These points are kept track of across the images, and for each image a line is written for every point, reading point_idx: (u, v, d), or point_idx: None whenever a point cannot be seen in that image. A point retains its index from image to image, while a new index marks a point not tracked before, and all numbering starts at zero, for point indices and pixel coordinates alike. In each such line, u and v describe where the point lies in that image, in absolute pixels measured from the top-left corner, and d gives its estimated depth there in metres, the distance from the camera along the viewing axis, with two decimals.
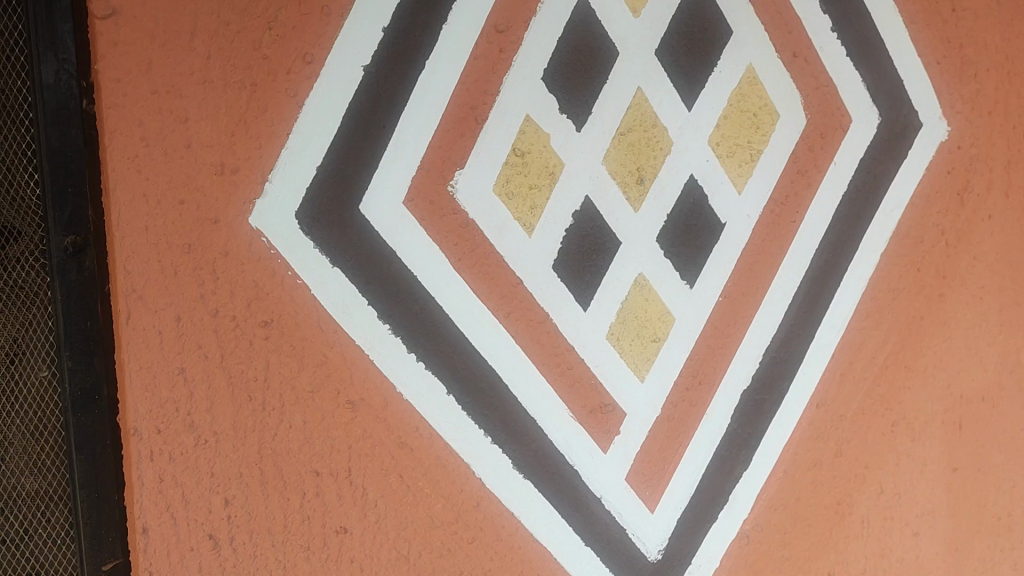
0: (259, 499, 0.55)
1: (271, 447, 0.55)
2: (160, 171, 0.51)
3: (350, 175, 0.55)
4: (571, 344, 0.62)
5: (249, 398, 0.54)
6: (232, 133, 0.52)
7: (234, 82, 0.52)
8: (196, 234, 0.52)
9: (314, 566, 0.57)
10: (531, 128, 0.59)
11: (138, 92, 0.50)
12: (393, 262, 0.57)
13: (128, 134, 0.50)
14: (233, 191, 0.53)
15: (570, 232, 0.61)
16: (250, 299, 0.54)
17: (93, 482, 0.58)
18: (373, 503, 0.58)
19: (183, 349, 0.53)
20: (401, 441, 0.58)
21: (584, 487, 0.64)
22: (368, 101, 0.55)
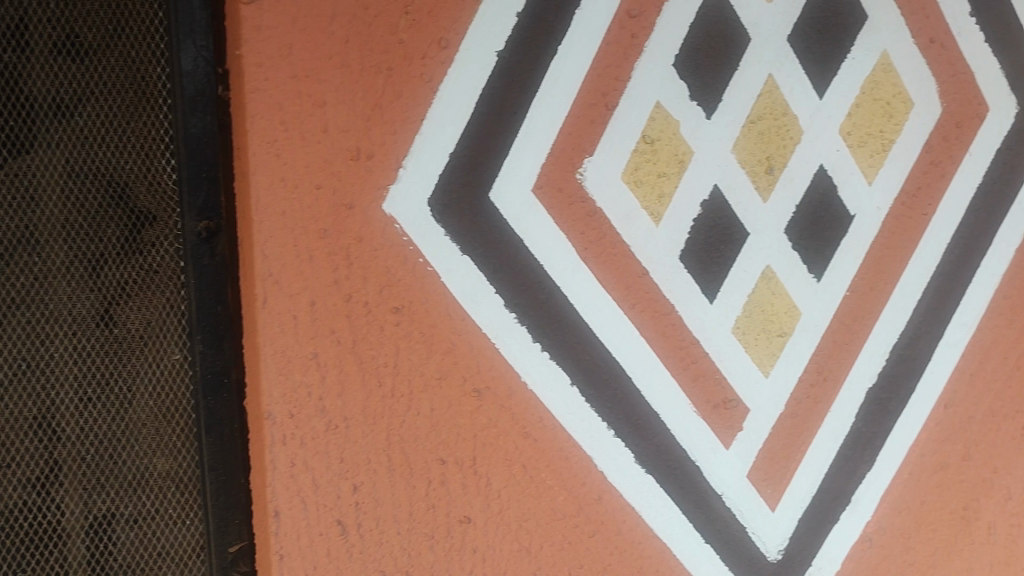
0: (387, 486, 0.55)
1: (399, 435, 0.55)
2: (297, 156, 0.51)
3: (481, 162, 0.55)
4: (696, 338, 0.61)
5: (379, 384, 0.54)
6: (368, 118, 0.52)
7: (371, 67, 0.52)
8: (332, 219, 0.52)
9: (437, 555, 0.57)
10: (662, 115, 0.58)
11: (279, 76, 0.51)
12: (521, 250, 0.57)
13: (268, 119, 0.51)
14: (368, 176, 0.53)
15: (698, 222, 0.60)
16: (382, 285, 0.54)
17: (223, 464, 0.61)
18: (497, 493, 0.57)
19: (317, 334, 0.53)
20: (525, 431, 0.58)
21: (705, 483, 0.63)
22: (501, 86, 0.55)
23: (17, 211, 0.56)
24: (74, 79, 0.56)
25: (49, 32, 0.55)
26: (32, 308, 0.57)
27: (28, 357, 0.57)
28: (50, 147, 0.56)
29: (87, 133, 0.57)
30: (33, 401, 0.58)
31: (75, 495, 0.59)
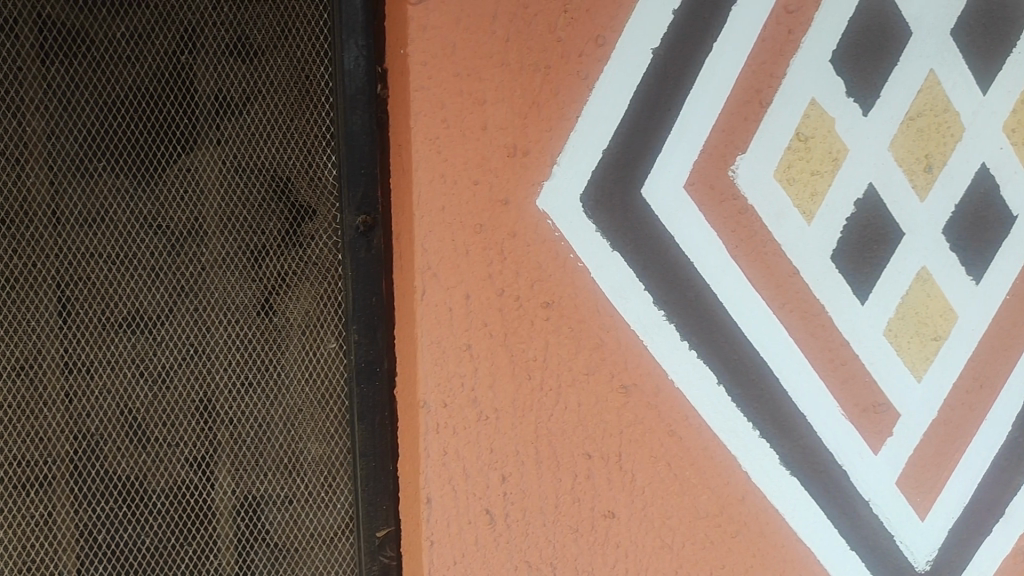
0: (534, 478, 0.56)
1: (547, 428, 0.56)
2: (457, 152, 0.53)
3: (634, 159, 0.55)
4: (846, 339, 0.59)
5: (529, 378, 0.55)
6: (526, 115, 0.53)
7: (529, 65, 0.53)
8: (488, 214, 0.53)
9: (581, 548, 0.57)
10: (817, 112, 0.57)
11: (442, 75, 0.52)
12: (670, 248, 0.56)
13: (430, 116, 0.52)
14: (524, 173, 0.53)
15: (852, 221, 0.58)
16: (534, 280, 0.54)
17: (373, 451, 0.63)
18: (641, 490, 0.57)
19: (471, 326, 0.54)
20: (671, 429, 0.57)
21: (853, 488, 0.61)
22: (655, 84, 0.55)
23: (188, 205, 0.60)
24: (243, 79, 0.60)
25: (223, 35, 0.59)
26: (201, 296, 0.61)
27: (195, 342, 0.61)
28: (224, 145, 0.60)
29: (253, 131, 0.60)
30: (199, 384, 0.61)
31: (234, 474, 0.62)
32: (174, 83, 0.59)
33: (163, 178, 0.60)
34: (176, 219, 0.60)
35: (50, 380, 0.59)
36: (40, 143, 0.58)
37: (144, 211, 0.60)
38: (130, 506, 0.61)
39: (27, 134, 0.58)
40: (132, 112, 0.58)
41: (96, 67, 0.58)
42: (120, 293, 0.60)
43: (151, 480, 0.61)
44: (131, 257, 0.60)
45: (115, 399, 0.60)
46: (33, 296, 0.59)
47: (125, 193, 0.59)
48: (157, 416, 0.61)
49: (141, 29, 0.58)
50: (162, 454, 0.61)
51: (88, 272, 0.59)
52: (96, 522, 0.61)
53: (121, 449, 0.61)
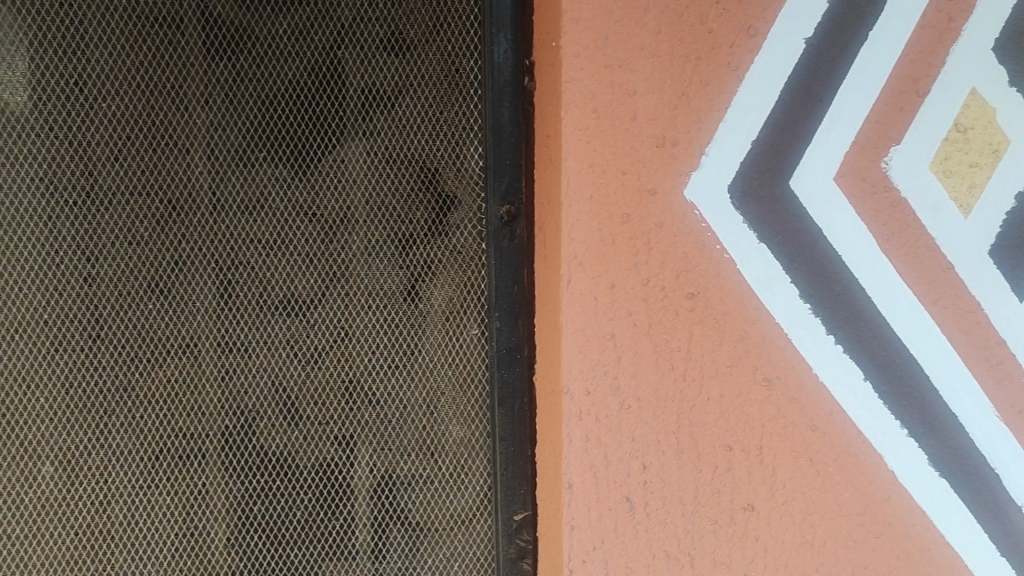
0: (673, 468, 0.56)
1: (689, 419, 0.56)
2: (606, 142, 0.54)
3: (784, 150, 0.55)
4: (1004, 339, 0.56)
5: (672, 367, 0.55)
6: (675, 106, 0.53)
7: (679, 57, 0.53)
8: (635, 204, 0.54)
9: (720, 540, 0.57)
10: (977, 102, 0.54)
11: (593, 67, 0.53)
12: (818, 240, 0.55)
13: (580, 107, 0.53)
14: (672, 163, 0.54)
15: (1012, 216, 0.55)
16: (680, 271, 0.55)
17: (512, 437, 0.64)
18: (782, 484, 0.56)
19: (615, 315, 0.55)
20: (813, 424, 0.56)
21: (1006, 495, 0.57)
22: (808, 74, 0.54)
23: (340, 194, 0.63)
24: (395, 73, 0.62)
25: (377, 30, 0.62)
26: (351, 282, 0.63)
27: (345, 326, 0.64)
28: (376, 137, 0.62)
29: (404, 123, 0.62)
30: (347, 366, 0.64)
31: (379, 454, 0.65)
32: (331, 77, 0.61)
33: (319, 168, 0.62)
34: (329, 208, 0.63)
35: (212, 358, 0.63)
36: (208, 135, 0.61)
37: (299, 200, 0.63)
38: (282, 480, 0.64)
39: (196, 126, 0.61)
40: (291, 104, 0.61)
41: (259, 62, 0.61)
42: (277, 277, 0.63)
43: (301, 456, 0.64)
44: (286, 244, 0.63)
45: (270, 378, 0.64)
46: (199, 279, 0.62)
47: (283, 182, 0.62)
48: (308, 396, 0.64)
49: (302, 26, 0.61)
50: (312, 433, 0.64)
51: (248, 257, 0.63)
52: (250, 494, 0.64)
53: (275, 426, 0.64)
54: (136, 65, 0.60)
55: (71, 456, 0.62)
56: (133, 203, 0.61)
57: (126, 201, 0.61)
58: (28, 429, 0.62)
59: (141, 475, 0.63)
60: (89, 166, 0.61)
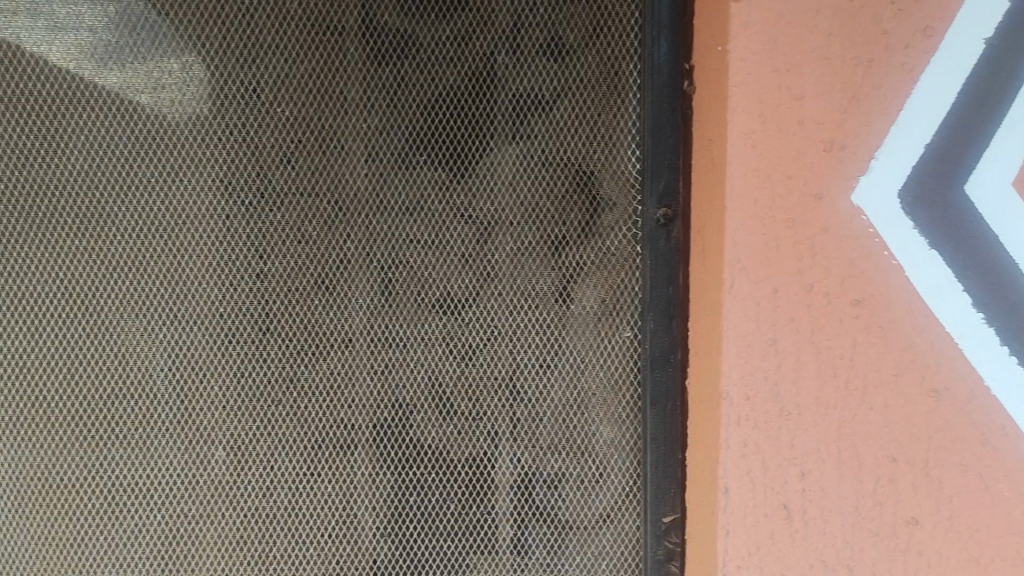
0: (834, 477, 0.55)
1: (851, 427, 0.54)
2: (772, 146, 0.54)
3: (960, 155, 0.52)
4: None
5: (834, 375, 0.54)
6: (845, 109, 0.52)
7: (851, 59, 0.52)
8: (800, 209, 0.53)
9: (880, 554, 0.54)
10: None
11: (761, 70, 0.53)
12: (995, 248, 0.52)
13: (747, 111, 0.54)
14: (839, 167, 0.53)
15: None
16: (845, 277, 0.53)
17: (663, 439, 0.64)
18: (948, 499, 0.53)
19: (777, 320, 0.54)
20: (984, 438, 0.52)
21: None
22: (988, 76, 0.52)
23: (497, 196, 0.64)
24: (554, 77, 0.63)
25: (538, 35, 0.63)
26: (506, 282, 0.65)
27: (500, 324, 0.65)
28: (534, 140, 0.64)
29: (561, 126, 0.63)
30: (501, 363, 0.66)
31: (530, 450, 0.66)
32: (491, 83, 0.63)
33: (477, 171, 0.64)
34: (486, 210, 0.65)
35: (373, 353, 0.66)
36: (372, 138, 0.64)
37: (458, 202, 0.64)
38: (436, 473, 0.66)
39: (362, 130, 0.64)
40: (453, 109, 0.63)
41: (422, 68, 0.63)
42: (435, 276, 0.65)
43: (455, 451, 0.66)
44: (444, 244, 0.65)
45: (426, 373, 0.66)
46: (362, 277, 0.65)
47: (443, 184, 0.64)
48: (463, 391, 0.66)
49: (465, 33, 0.63)
50: (467, 427, 0.66)
51: (408, 256, 0.65)
52: (404, 486, 0.66)
53: (431, 420, 0.66)
54: (308, 72, 0.63)
55: (240, 442, 0.66)
56: (302, 204, 0.64)
57: (296, 202, 0.64)
58: (204, 415, 0.65)
59: (304, 462, 0.66)
60: (264, 168, 0.64)
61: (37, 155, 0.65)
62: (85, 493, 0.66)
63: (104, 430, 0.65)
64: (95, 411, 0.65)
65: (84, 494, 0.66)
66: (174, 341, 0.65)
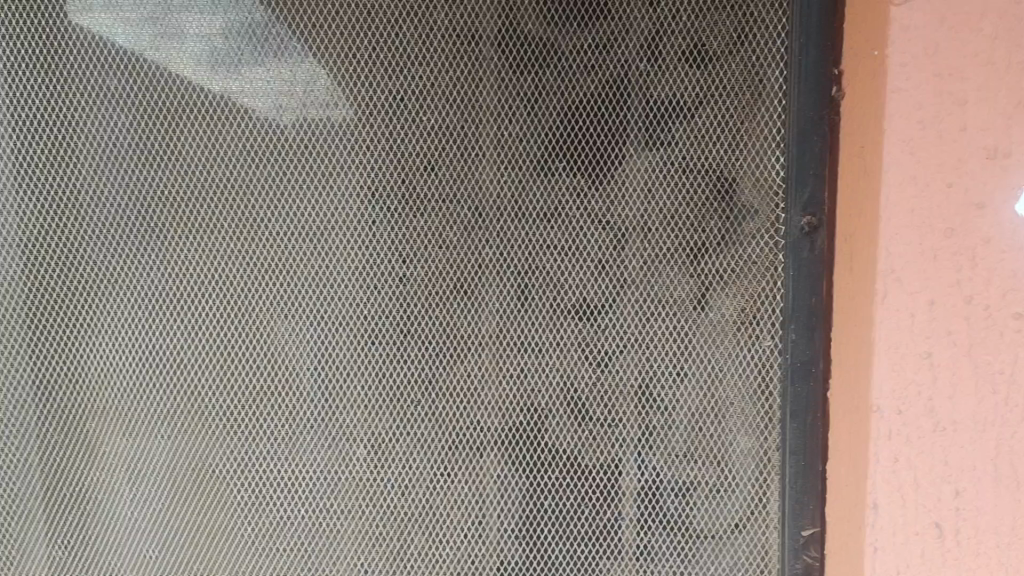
0: (991, 496, 0.53)
1: (1011, 445, 0.52)
2: (930, 154, 0.52)
3: None
4: None
5: (994, 393, 0.52)
6: (1011, 115, 0.50)
7: (1017, 63, 0.50)
8: (960, 218, 0.52)
9: None
10: None
11: (920, 75, 0.52)
12: None
13: (905, 117, 0.52)
14: (1003, 175, 0.51)
15: None
16: (1008, 290, 0.51)
17: (802, 451, 0.63)
18: None
19: (932, 334, 0.53)
20: None
21: None
22: None
23: (635, 202, 0.64)
24: (696, 84, 0.63)
25: (680, 42, 0.63)
26: (642, 288, 0.65)
27: (636, 331, 0.65)
28: (674, 147, 0.63)
29: (703, 133, 0.63)
30: (637, 370, 0.66)
31: (665, 457, 0.66)
32: (632, 90, 0.63)
33: (614, 177, 0.64)
34: (623, 216, 0.64)
35: (509, 357, 0.67)
36: (513, 145, 0.65)
37: (595, 208, 0.65)
38: (570, 476, 0.67)
39: (503, 137, 0.65)
40: (592, 116, 0.64)
41: (562, 75, 0.63)
42: (571, 282, 0.65)
43: (588, 455, 0.66)
44: (580, 249, 0.65)
45: (561, 377, 0.66)
46: (499, 281, 0.66)
47: (580, 191, 0.65)
48: (598, 397, 0.66)
49: (606, 40, 0.63)
50: (600, 432, 0.66)
51: (544, 261, 0.66)
52: (539, 489, 0.67)
53: (564, 424, 0.67)
54: (452, 80, 0.65)
55: (381, 440, 0.68)
56: (445, 209, 0.66)
57: (439, 208, 0.66)
58: (347, 412, 0.68)
59: (441, 461, 0.68)
60: (407, 173, 0.66)
61: (194, 163, 0.67)
62: (234, 485, 0.69)
63: (254, 425, 0.68)
64: (246, 406, 0.68)
65: (234, 486, 0.69)
66: (320, 340, 0.67)
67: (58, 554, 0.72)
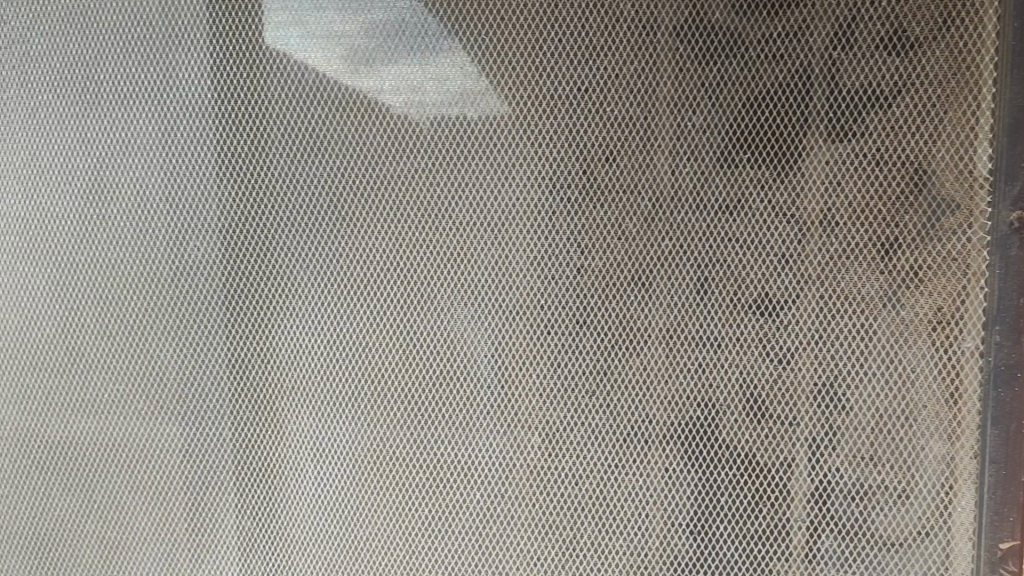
0: None
1: None
2: None
3: None
4: None
5: None
6: None
7: None
8: None
9: None
10: None
11: None
12: None
13: None
14: None
15: None
16: None
17: (1004, 459, 0.61)
18: None
19: None
20: None
21: None
22: None
23: (821, 195, 0.62)
24: (893, 72, 0.60)
25: (877, 29, 0.60)
26: (827, 284, 0.63)
27: (819, 327, 0.63)
28: (866, 138, 0.61)
29: (899, 124, 0.60)
30: (821, 368, 0.64)
31: (845, 458, 0.64)
32: (822, 79, 0.61)
33: (800, 168, 0.62)
34: (809, 209, 0.62)
35: (686, 352, 0.66)
36: (695, 137, 0.64)
37: (779, 200, 0.63)
38: (746, 474, 0.66)
39: (684, 128, 0.64)
40: (778, 107, 0.62)
41: (749, 66, 0.62)
42: (753, 276, 0.64)
43: (766, 453, 0.65)
44: (762, 243, 0.64)
45: (740, 373, 0.65)
46: (678, 275, 0.65)
47: (763, 183, 0.63)
48: (777, 395, 0.64)
49: (796, 28, 0.61)
50: (779, 431, 0.65)
51: (724, 255, 0.64)
52: (713, 486, 0.66)
53: (740, 421, 0.65)
54: (635, 72, 0.65)
55: (556, 430, 0.68)
56: (624, 201, 0.66)
57: (617, 200, 0.66)
58: (523, 402, 0.69)
59: (614, 454, 0.68)
60: (586, 164, 0.66)
61: (384, 155, 0.69)
62: (413, 467, 0.71)
63: (432, 409, 0.70)
64: (426, 391, 0.70)
65: (412, 468, 0.71)
66: (499, 330, 0.68)
67: (246, 525, 0.74)
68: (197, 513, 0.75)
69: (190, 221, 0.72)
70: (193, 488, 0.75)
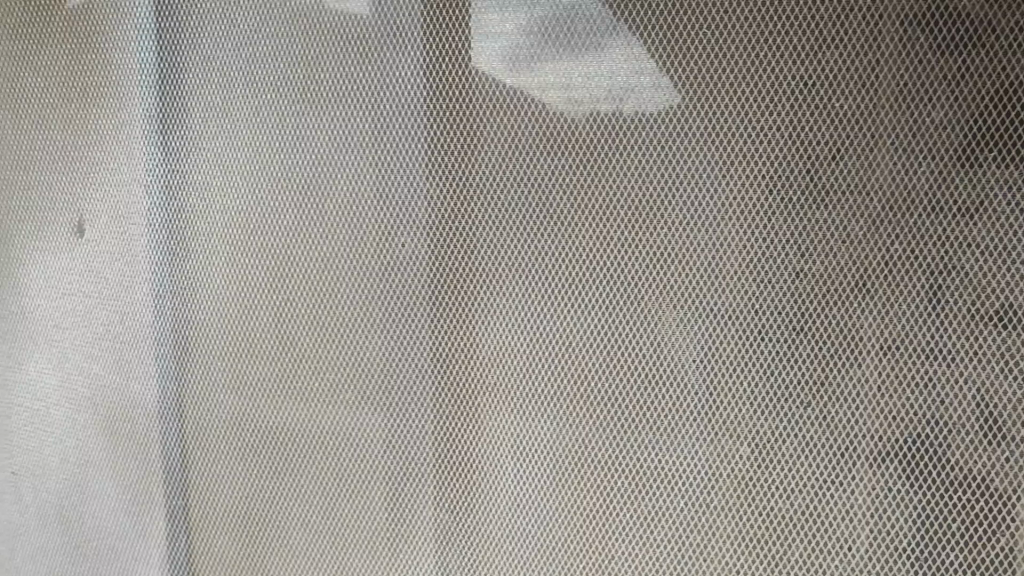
0: None
1: None
2: None
3: None
4: None
5: None
6: None
7: None
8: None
9: None
10: None
11: None
12: None
13: None
14: None
15: None
16: None
17: None
18: None
19: None
20: None
21: None
22: None
23: None
24: None
25: None
26: None
27: None
28: None
29: None
30: None
31: None
32: None
33: None
34: None
35: (914, 364, 0.61)
36: (934, 134, 0.59)
37: None
38: (981, 501, 0.60)
39: (921, 124, 0.59)
40: None
41: (1001, 55, 0.56)
42: (996, 285, 0.58)
43: (1004, 480, 0.59)
44: (1008, 250, 0.58)
45: (977, 391, 0.60)
46: (908, 282, 0.61)
47: (1012, 184, 0.57)
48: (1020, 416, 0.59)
49: None
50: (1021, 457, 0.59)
51: (963, 262, 0.59)
52: (942, 510, 0.61)
53: (972, 442, 0.60)
54: (868, 64, 0.61)
55: (767, 441, 0.66)
56: (850, 202, 0.62)
57: (842, 200, 0.62)
58: (732, 409, 0.66)
59: (829, 469, 0.64)
60: (810, 163, 0.62)
61: (594, 153, 0.68)
62: (615, 471, 0.70)
63: (636, 413, 0.69)
64: (631, 394, 0.69)
65: (613, 471, 0.70)
66: (710, 334, 0.66)
67: (444, 517, 0.75)
68: (399, 502, 0.76)
69: (401, 217, 0.74)
70: (395, 478, 0.76)
